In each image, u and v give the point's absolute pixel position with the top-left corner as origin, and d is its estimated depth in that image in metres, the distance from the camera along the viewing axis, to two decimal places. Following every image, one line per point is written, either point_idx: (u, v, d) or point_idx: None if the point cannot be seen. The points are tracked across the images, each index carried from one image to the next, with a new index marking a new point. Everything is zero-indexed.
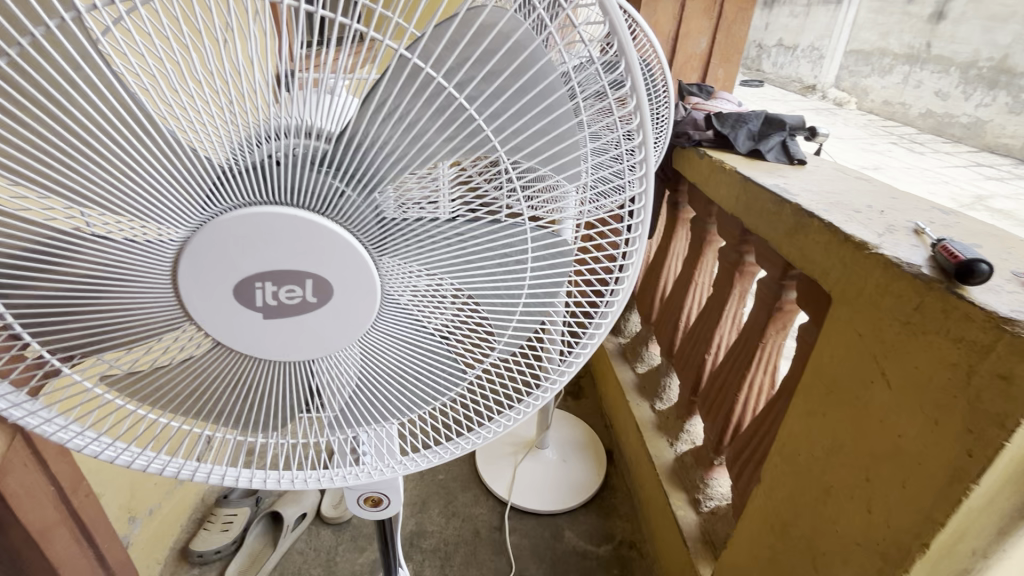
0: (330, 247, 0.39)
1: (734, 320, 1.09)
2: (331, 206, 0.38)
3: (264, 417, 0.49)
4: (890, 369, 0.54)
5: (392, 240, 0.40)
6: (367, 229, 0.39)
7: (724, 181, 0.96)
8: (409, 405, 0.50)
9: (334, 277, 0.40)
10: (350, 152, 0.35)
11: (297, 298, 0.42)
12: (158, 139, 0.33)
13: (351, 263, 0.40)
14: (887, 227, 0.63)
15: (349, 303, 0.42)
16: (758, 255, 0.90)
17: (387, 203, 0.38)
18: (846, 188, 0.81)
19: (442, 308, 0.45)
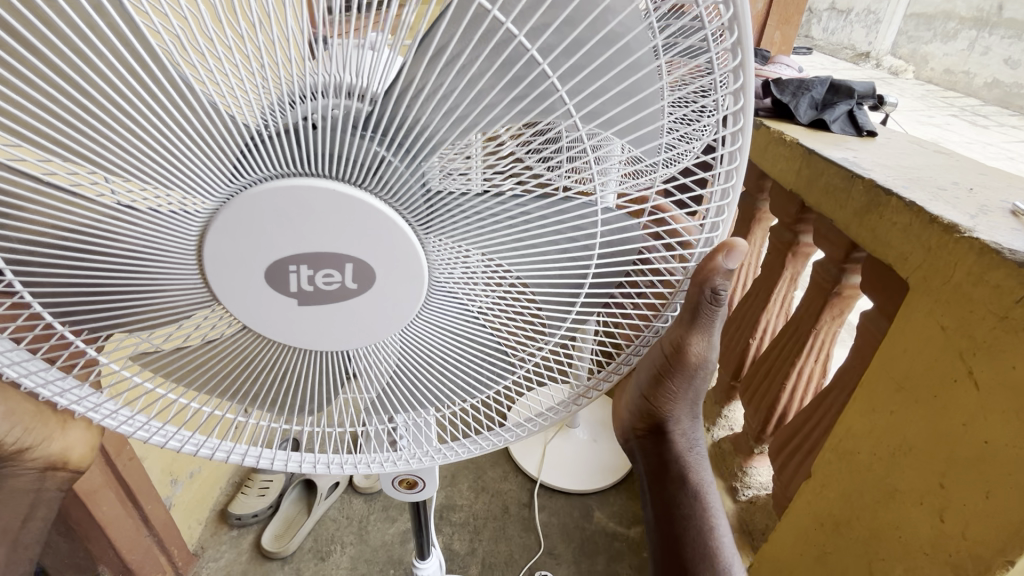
0: (372, 227, 0.35)
1: (784, 303, 1.03)
2: (371, 176, 0.34)
3: (299, 399, 0.47)
4: (979, 369, 0.48)
5: (437, 216, 0.36)
6: (410, 202, 0.35)
7: (783, 153, 0.89)
8: (451, 394, 0.48)
9: (378, 262, 0.37)
10: (392, 113, 0.32)
11: (335, 283, 0.39)
12: (182, 100, 0.30)
13: (396, 245, 0.37)
14: (977, 207, 0.57)
15: (389, 287, 0.39)
16: (817, 236, 0.83)
17: (432, 173, 0.35)
18: (923, 163, 0.73)
19: (488, 295, 0.41)
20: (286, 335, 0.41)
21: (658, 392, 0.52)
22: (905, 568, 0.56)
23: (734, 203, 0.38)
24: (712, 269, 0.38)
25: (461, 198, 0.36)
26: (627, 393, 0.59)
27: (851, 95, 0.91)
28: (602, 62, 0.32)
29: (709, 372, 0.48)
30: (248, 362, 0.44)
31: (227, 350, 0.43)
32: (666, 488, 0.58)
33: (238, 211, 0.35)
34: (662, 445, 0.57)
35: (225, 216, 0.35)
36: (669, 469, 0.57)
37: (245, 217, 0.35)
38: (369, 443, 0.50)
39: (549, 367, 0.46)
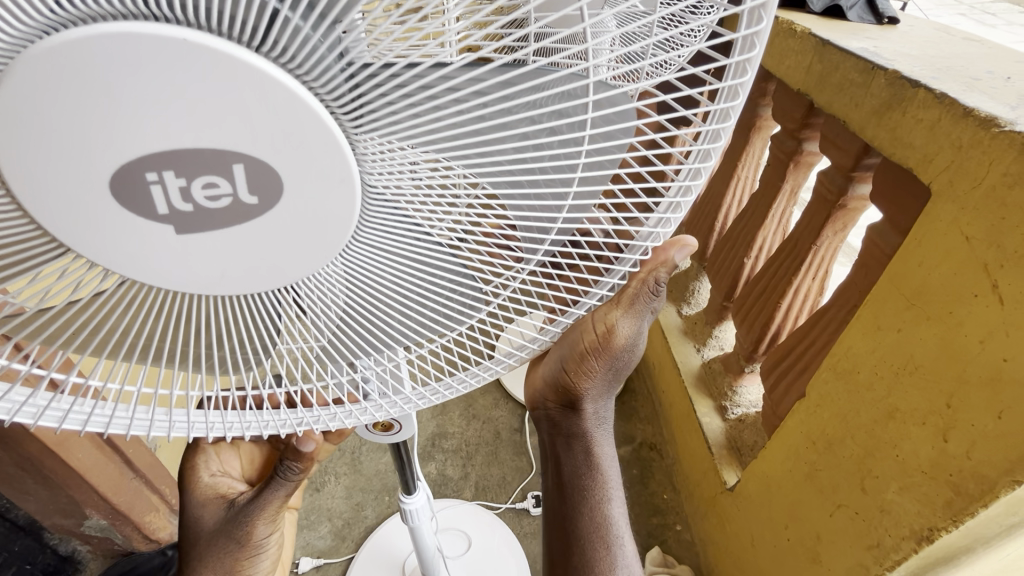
0: (273, 110, 0.28)
1: (782, 219, 0.97)
2: (266, 43, 0.26)
3: (244, 352, 0.42)
4: (1004, 281, 0.44)
5: (365, 106, 0.28)
6: (326, 87, 0.28)
7: (791, 48, 0.79)
8: (417, 329, 0.43)
9: (280, 162, 0.30)
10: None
11: (224, 196, 0.31)
12: None
13: (301, 135, 0.29)
14: (1017, 97, 0.49)
15: (320, 200, 0.32)
16: (824, 141, 0.76)
17: (352, 43, 0.26)
18: (953, 50, 0.65)
19: (440, 212, 0.35)
20: (191, 281, 0.35)
21: (583, 365, 0.54)
22: (900, 487, 0.55)
23: (758, 56, 0.30)
24: (661, 262, 0.43)
25: (386, 78, 0.28)
26: (548, 379, 0.61)
27: None
28: None
29: (631, 356, 0.53)
30: (159, 309, 0.38)
31: (139, 298, 0.37)
32: (572, 457, 0.62)
33: (73, 90, 0.27)
34: (575, 426, 0.61)
35: (22, 93, 0.27)
36: (573, 439, 0.62)
37: (85, 103, 0.27)
38: (339, 397, 0.45)
39: (524, 298, 0.41)
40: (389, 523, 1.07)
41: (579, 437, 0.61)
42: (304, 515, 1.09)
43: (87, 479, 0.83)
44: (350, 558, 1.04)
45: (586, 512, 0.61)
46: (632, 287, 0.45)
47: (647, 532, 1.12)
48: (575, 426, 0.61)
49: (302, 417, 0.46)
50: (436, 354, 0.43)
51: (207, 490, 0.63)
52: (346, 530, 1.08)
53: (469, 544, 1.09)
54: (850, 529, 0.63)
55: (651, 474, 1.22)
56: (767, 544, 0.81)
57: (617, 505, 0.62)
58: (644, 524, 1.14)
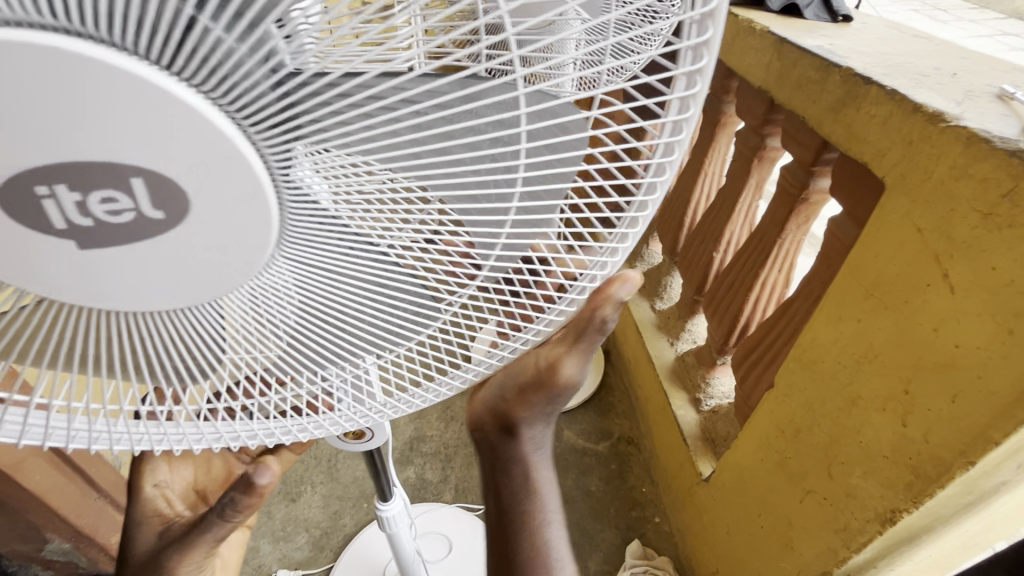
0: (182, 125, 0.26)
1: (748, 214, 0.99)
2: (188, 55, 0.25)
3: (200, 369, 0.40)
4: (954, 271, 0.46)
5: (302, 119, 0.27)
6: (257, 102, 0.26)
7: (751, 46, 0.80)
8: (379, 342, 0.42)
9: (191, 180, 0.28)
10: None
11: (123, 211, 0.30)
12: None
13: (215, 151, 0.27)
14: (963, 94, 0.51)
15: (243, 216, 0.30)
16: (785, 137, 0.78)
17: (279, 51, 0.25)
18: (903, 47, 0.67)
19: (394, 225, 0.34)
20: (126, 294, 0.34)
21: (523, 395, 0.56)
22: (864, 472, 0.57)
23: (710, 66, 0.29)
24: (606, 298, 0.43)
25: (319, 89, 0.26)
26: (490, 403, 0.60)
27: None
28: None
29: (569, 391, 0.55)
30: (94, 321, 0.37)
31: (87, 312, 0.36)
32: (507, 484, 0.59)
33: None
34: (510, 449, 0.59)
35: None
36: (510, 466, 0.59)
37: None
38: (290, 409, 0.43)
39: (481, 305, 0.40)
40: (368, 530, 1.05)
41: (514, 464, 0.59)
42: (280, 526, 1.07)
43: (47, 500, 0.80)
44: (329, 568, 1.02)
45: (520, 543, 0.56)
46: (578, 325, 0.47)
47: (627, 526, 1.14)
48: (512, 450, 0.59)
49: (252, 432, 0.44)
50: (399, 367, 0.42)
51: (148, 505, 0.60)
52: (324, 539, 1.06)
53: (450, 547, 1.08)
54: (818, 515, 0.64)
55: (630, 468, 1.23)
56: (742, 532, 0.83)
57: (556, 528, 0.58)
58: (623, 518, 1.15)
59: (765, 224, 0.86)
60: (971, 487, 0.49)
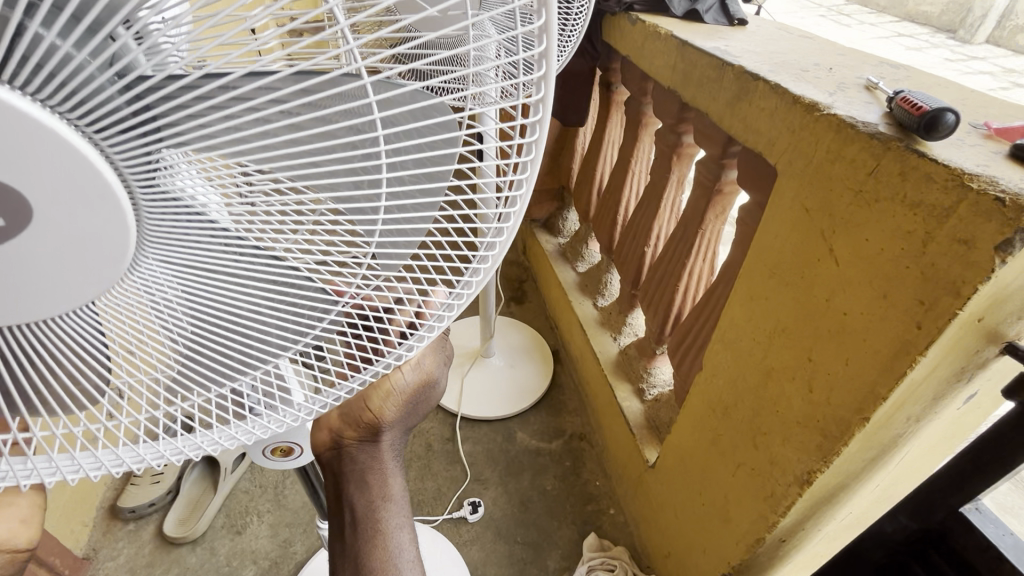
0: (18, 138, 0.25)
1: (673, 208, 1.04)
2: (32, 68, 0.24)
3: (89, 387, 0.39)
4: (837, 245, 0.50)
5: (163, 125, 0.27)
6: (111, 113, 0.26)
7: (657, 49, 0.85)
8: (282, 344, 0.41)
9: (37, 193, 0.28)
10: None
11: None
12: None
13: (65, 159, 0.26)
14: (834, 85, 0.57)
15: (108, 227, 0.30)
16: (696, 133, 0.83)
17: (134, 58, 0.25)
18: (790, 47, 0.73)
19: (286, 227, 0.34)
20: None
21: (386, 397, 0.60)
22: (783, 439, 0.61)
23: (551, 50, 0.30)
24: None
25: (182, 92, 0.27)
26: (338, 424, 0.62)
27: None
28: None
29: (431, 392, 0.63)
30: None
31: None
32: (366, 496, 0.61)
33: None
34: (359, 465, 0.62)
35: None
36: (343, 473, 0.62)
37: None
38: (195, 424, 0.42)
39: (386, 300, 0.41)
40: (320, 555, 1.02)
41: (358, 480, 0.62)
42: (226, 562, 1.02)
43: None
44: None
45: (372, 546, 0.59)
46: None
47: (583, 520, 1.15)
48: (361, 464, 0.62)
49: (160, 451, 0.43)
50: (304, 366, 0.42)
51: None
52: (274, 570, 1.02)
53: None
54: (749, 485, 0.68)
55: (583, 464, 1.25)
56: (687, 512, 0.86)
57: (406, 533, 0.61)
58: (580, 513, 1.16)
59: (687, 216, 0.92)
60: (871, 442, 0.53)
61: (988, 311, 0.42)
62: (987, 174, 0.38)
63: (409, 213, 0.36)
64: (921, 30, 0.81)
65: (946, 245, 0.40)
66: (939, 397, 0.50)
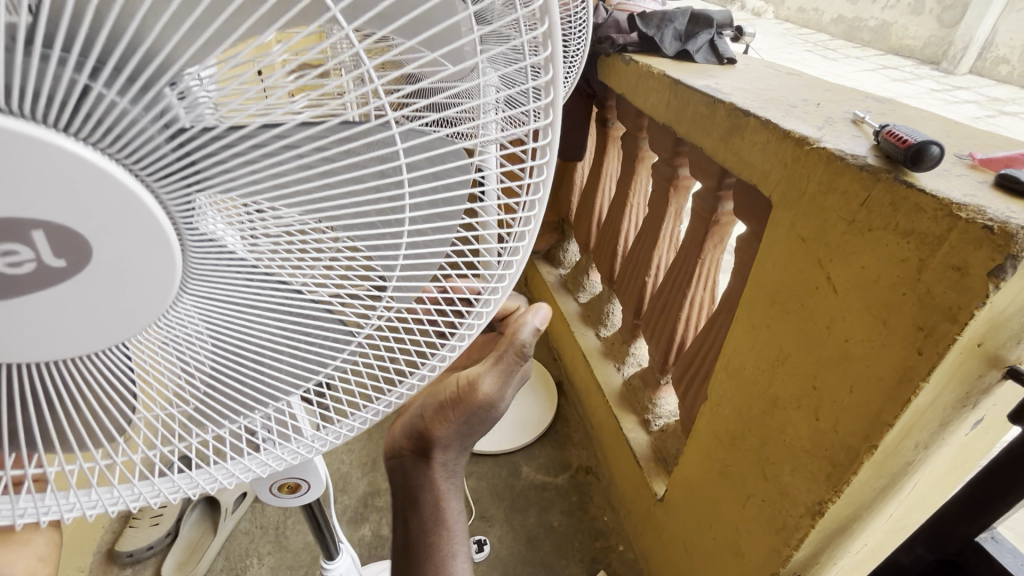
0: (68, 183, 0.26)
1: (672, 238, 1.06)
2: (84, 119, 0.26)
3: (103, 424, 0.39)
4: (835, 273, 0.51)
5: (200, 167, 0.28)
6: (156, 156, 0.28)
7: (651, 87, 0.88)
8: (297, 376, 0.42)
9: (91, 230, 0.29)
10: (79, 21, 0.23)
11: (27, 262, 0.29)
12: None
13: (111, 201, 0.27)
14: (822, 119, 0.59)
15: (152, 262, 0.30)
16: (691, 167, 0.85)
17: (178, 108, 0.27)
18: (779, 83, 0.76)
19: (300, 263, 0.35)
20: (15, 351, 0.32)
21: (443, 413, 0.58)
22: (792, 468, 0.60)
23: (557, 100, 0.33)
24: (519, 325, 0.51)
25: (224, 140, 0.29)
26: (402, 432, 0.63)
27: (711, 25, 0.92)
28: None
29: (492, 412, 0.57)
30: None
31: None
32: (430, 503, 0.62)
33: None
34: (421, 476, 0.62)
35: None
36: (410, 481, 0.63)
37: None
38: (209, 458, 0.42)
39: (383, 342, 0.41)
40: None
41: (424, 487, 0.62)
42: None
43: None
44: None
45: (426, 561, 0.60)
46: (501, 350, 0.52)
47: (592, 558, 1.12)
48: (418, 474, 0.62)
49: (173, 486, 0.43)
50: (319, 398, 0.42)
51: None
52: None
53: None
54: (761, 517, 0.67)
55: (590, 499, 1.23)
56: (698, 548, 0.84)
57: (460, 559, 0.60)
58: (588, 551, 1.13)
59: (686, 247, 0.93)
60: (881, 471, 0.53)
61: (987, 336, 0.42)
62: (974, 204, 0.39)
63: (426, 248, 0.38)
64: (905, 66, 0.85)
65: (940, 272, 0.41)
66: (946, 423, 0.50)
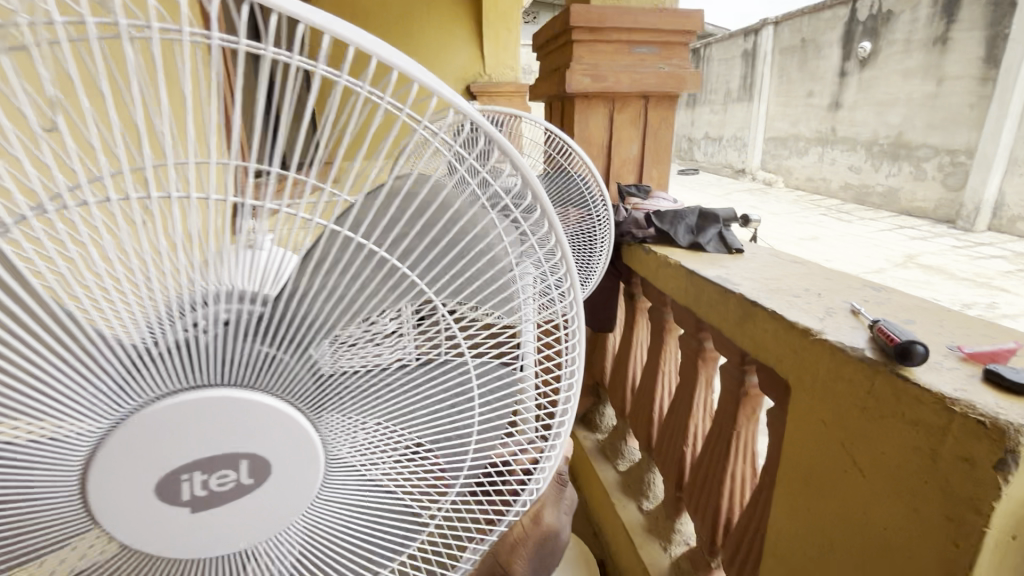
0: (258, 424, 0.39)
1: (706, 407, 1.09)
2: (266, 374, 0.38)
3: None
4: (859, 457, 0.54)
5: (333, 393, 0.41)
6: (308, 390, 0.40)
7: (670, 274, 1.01)
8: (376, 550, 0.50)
9: (272, 454, 0.40)
10: (284, 318, 0.37)
11: (229, 482, 0.41)
12: (57, 330, 0.32)
13: (281, 431, 0.39)
14: (824, 310, 0.67)
15: (295, 464, 0.41)
16: (715, 343, 0.92)
17: (320, 357, 0.39)
18: (784, 272, 0.86)
19: (396, 464, 0.47)
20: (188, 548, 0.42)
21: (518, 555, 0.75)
22: None
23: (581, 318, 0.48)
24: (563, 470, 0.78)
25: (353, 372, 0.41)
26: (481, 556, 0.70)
27: (718, 220, 1.08)
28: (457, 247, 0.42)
29: (554, 544, 0.77)
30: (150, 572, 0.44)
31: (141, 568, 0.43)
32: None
33: (138, 439, 0.36)
34: None
35: (115, 447, 0.36)
36: None
37: (142, 445, 0.36)
38: None
39: (454, 521, 0.52)
40: None
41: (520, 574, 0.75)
42: None
43: None
44: None
45: None
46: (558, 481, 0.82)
47: None
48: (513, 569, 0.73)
49: None
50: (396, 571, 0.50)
51: None
52: None
53: None
54: None
55: None
56: None
57: None
58: None
59: (720, 418, 0.95)
60: None
61: (1019, 528, 0.43)
62: (965, 398, 0.44)
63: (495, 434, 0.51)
64: None
65: (952, 461, 0.44)
66: None
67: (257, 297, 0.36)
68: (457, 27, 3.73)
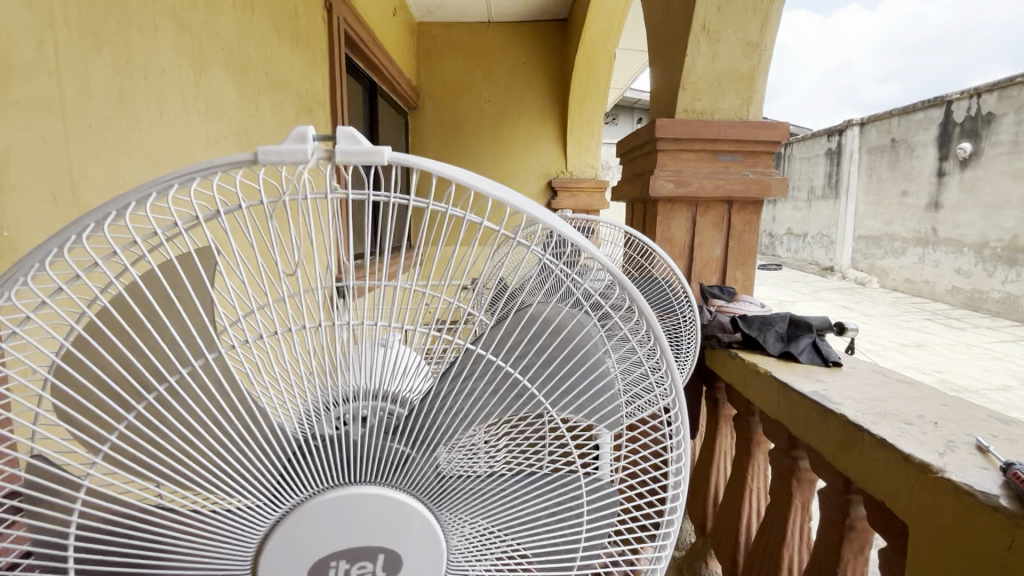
0: (393, 519, 0.43)
1: (803, 537, 0.99)
2: (397, 472, 0.43)
3: None
4: None
5: (449, 493, 0.45)
6: (431, 486, 0.44)
7: (760, 384, 0.97)
8: None
9: (403, 547, 0.44)
10: (421, 417, 0.43)
11: (367, 572, 0.45)
12: (248, 420, 0.40)
13: (407, 527, 0.44)
14: (945, 442, 0.62)
15: (418, 560, 0.45)
16: (812, 465, 0.86)
17: (443, 455, 0.44)
18: (890, 393, 0.81)
19: (503, 569, 0.49)
20: None
21: None
22: None
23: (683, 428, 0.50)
24: None
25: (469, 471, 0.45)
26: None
27: (811, 329, 1.04)
28: (571, 360, 0.46)
29: None
30: None
31: None
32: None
33: (296, 527, 0.42)
34: None
35: (282, 533, 0.41)
36: None
37: (298, 534, 0.42)
38: None
39: None
40: None
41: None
42: None
43: None
44: None
45: None
46: None
47: None
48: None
49: None
50: None
51: None
52: None
53: None
54: None
55: None
56: None
57: None
58: None
59: (822, 555, 0.85)
60: None
61: None
62: None
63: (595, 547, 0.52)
64: None
65: None
66: None
67: (393, 401, 0.44)
68: (543, 129, 4.06)
